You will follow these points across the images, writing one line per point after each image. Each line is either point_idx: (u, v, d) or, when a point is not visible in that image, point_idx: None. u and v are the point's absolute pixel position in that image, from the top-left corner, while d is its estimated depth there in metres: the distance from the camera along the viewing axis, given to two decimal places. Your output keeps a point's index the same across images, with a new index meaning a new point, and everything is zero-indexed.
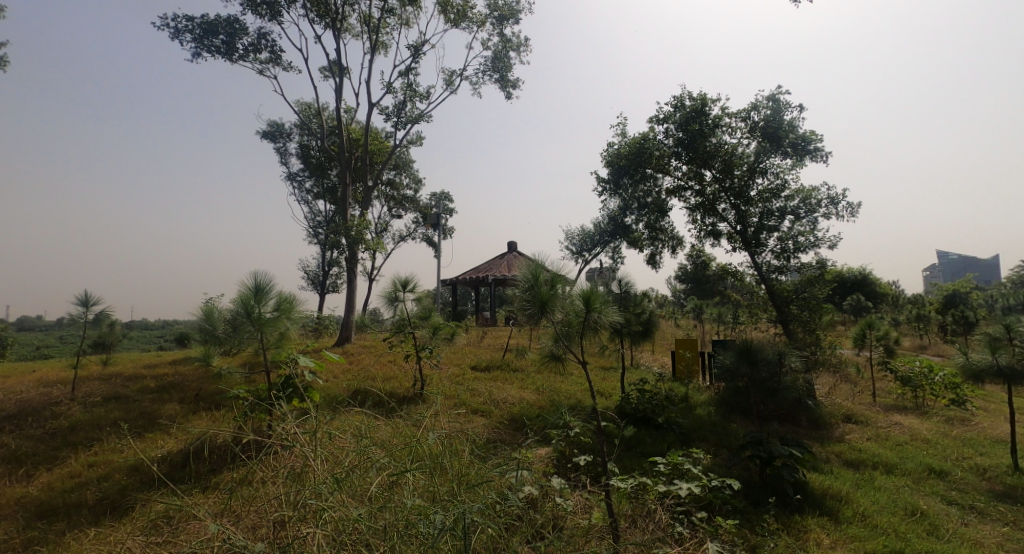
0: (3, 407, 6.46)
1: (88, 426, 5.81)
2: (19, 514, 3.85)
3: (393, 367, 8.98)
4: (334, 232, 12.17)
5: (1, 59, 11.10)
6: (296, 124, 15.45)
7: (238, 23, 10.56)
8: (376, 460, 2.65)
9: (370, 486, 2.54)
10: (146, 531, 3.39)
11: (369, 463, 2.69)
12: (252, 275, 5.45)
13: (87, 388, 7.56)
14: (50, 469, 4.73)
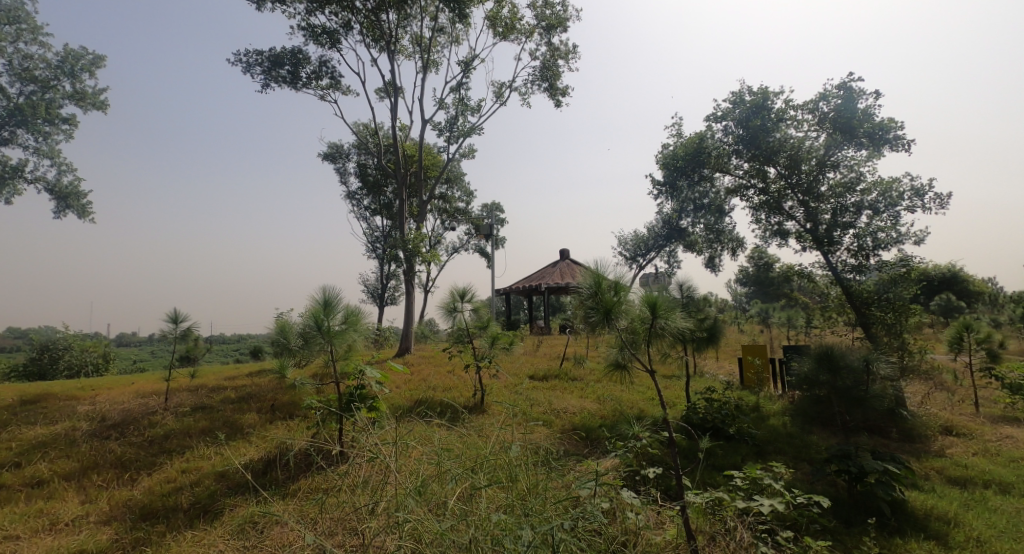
0: (109, 416, 7.13)
1: (180, 434, 6.29)
2: (127, 515, 4.21)
3: (453, 377, 9.12)
4: (392, 246, 12.55)
5: (102, 103, 12.44)
6: (354, 145, 16.19)
7: (301, 53, 11.24)
8: (454, 471, 2.67)
9: (450, 499, 2.55)
10: (236, 535, 3.61)
11: (447, 474, 2.71)
12: (322, 289, 5.72)
13: (178, 398, 8.21)
14: (149, 474, 5.15)
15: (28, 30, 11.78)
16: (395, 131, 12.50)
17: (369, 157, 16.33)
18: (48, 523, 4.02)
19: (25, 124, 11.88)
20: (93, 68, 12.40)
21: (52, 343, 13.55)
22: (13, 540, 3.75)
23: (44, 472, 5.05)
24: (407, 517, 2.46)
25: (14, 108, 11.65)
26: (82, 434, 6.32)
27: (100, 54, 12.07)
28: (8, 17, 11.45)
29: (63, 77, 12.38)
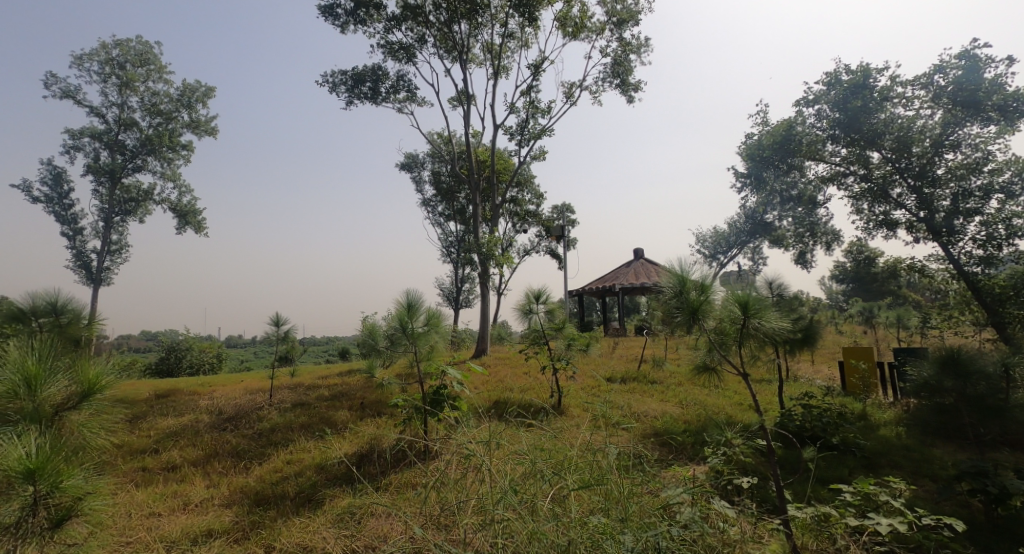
0: (225, 410, 7.94)
1: (283, 428, 6.86)
2: (244, 500, 4.65)
3: (529, 379, 9.16)
4: (467, 250, 12.86)
5: (213, 129, 13.93)
6: (429, 154, 16.81)
7: (381, 69, 11.87)
8: (547, 472, 2.67)
9: (546, 498, 2.56)
10: (337, 525, 3.88)
11: (541, 475, 2.70)
12: (406, 293, 5.98)
13: (280, 395, 8.97)
14: (260, 464, 5.65)
15: (155, 70, 13.48)
16: (468, 138, 12.82)
17: (443, 165, 16.88)
18: (183, 504, 4.55)
19: (154, 152, 13.58)
20: (206, 98, 13.93)
21: (176, 344, 15.34)
22: (155, 517, 4.27)
23: (175, 458, 5.71)
24: (506, 517, 2.49)
25: (145, 138, 13.37)
26: (204, 426, 7.09)
27: (212, 86, 13.53)
28: (140, 60, 13.16)
29: (181, 109, 14.01)
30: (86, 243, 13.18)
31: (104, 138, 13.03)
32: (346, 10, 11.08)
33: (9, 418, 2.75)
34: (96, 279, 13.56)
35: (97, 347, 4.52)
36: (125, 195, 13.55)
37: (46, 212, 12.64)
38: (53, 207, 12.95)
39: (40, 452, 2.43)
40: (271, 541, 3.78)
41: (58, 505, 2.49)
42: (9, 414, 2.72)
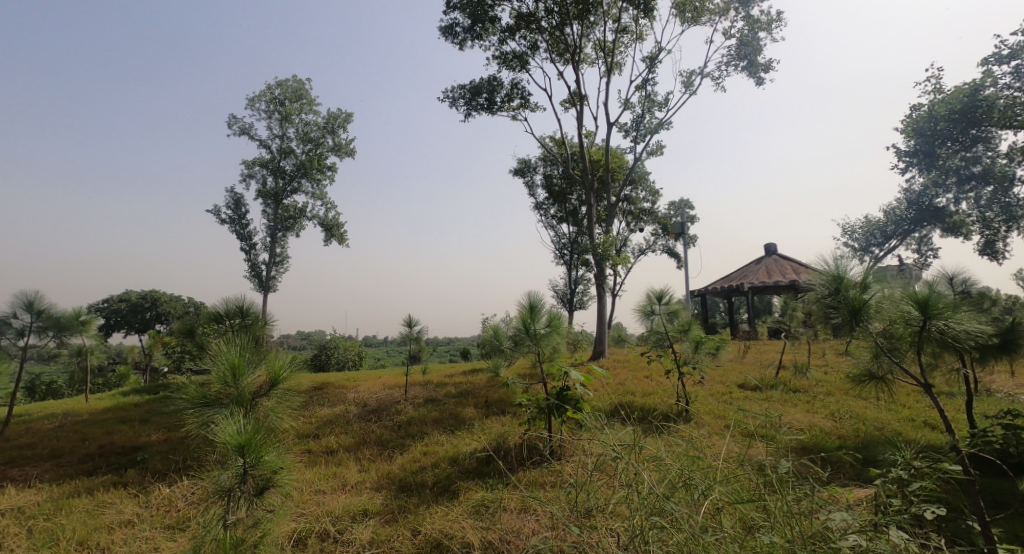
0: (369, 402, 8.81)
1: (418, 422, 7.41)
2: (390, 486, 5.09)
3: (651, 382, 8.77)
4: (582, 251, 12.71)
5: (351, 150, 15.60)
6: (541, 157, 17.01)
7: (496, 80, 12.30)
8: (700, 481, 2.49)
9: (700, 511, 2.40)
10: (474, 517, 4.07)
11: (694, 484, 2.52)
12: (528, 294, 6.05)
13: (414, 391, 9.71)
14: (401, 453, 6.16)
15: (307, 103, 15.49)
16: (581, 139, 12.70)
17: (556, 168, 16.93)
18: (341, 484, 5.13)
19: (307, 175, 15.59)
20: (346, 124, 15.66)
21: (326, 343, 17.39)
22: (321, 494, 4.85)
23: (332, 444, 6.46)
24: (657, 526, 2.38)
25: (300, 164, 15.40)
26: (352, 416, 7.92)
27: (351, 112, 15.17)
28: (295, 96, 15.23)
29: (327, 135, 15.90)
30: (258, 256, 15.55)
31: (270, 166, 15.28)
32: (464, 27, 11.68)
33: (222, 401, 3.37)
34: (265, 287, 15.91)
35: (268, 347, 5.26)
36: (286, 213, 15.73)
37: (230, 232, 15.16)
38: (234, 226, 15.49)
39: (245, 430, 2.93)
40: (417, 525, 4.08)
41: (260, 476, 2.98)
42: (223, 398, 3.33)
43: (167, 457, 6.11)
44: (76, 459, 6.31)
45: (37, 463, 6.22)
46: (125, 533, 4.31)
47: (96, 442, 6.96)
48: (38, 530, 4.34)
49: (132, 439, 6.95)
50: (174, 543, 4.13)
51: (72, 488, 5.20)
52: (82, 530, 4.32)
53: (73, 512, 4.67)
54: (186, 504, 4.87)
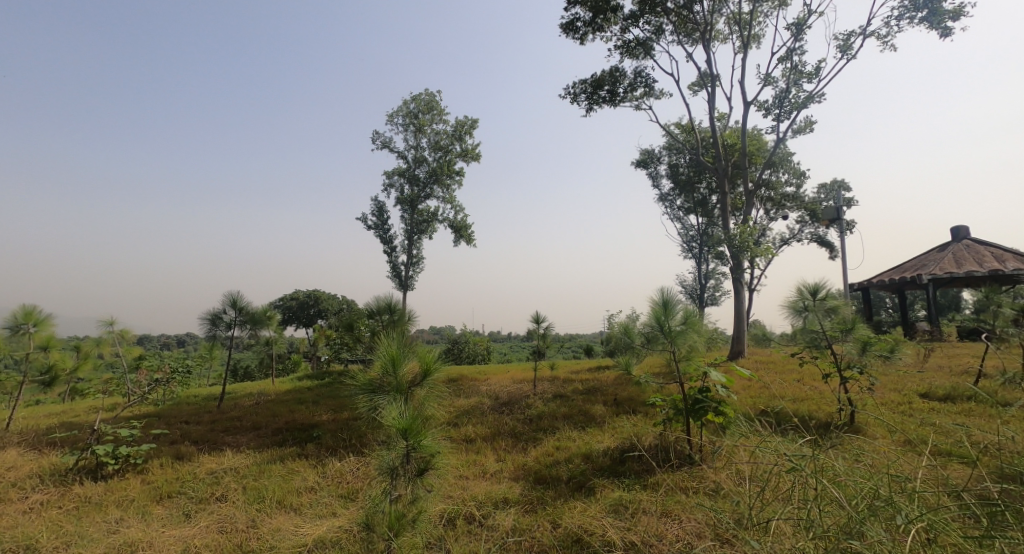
0: (501, 395, 9.18)
1: (549, 416, 7.53)
2: (527, 477, 5.23)
3: (804, 387, 7.81)
4: (716, 243, 11.78)
5: (476, 154, 16.41)
6: (665, 147, 16.13)
7: (618, 70, 11.96)
8: (897, 504, 2.19)
9: (898, 538, 2.10)
10: (612, 515, 4.03)
11: (891, 507, 2.21)
12: (660, 289, 5.74)
13: (543, 386, 9.90)
14: (535, 446, 6.31)
15: (437, 114, 16.62)
16: (714, 122, 11.77)
17: (683, 155, 15.92)
18: (481, 472, 5.42)
19: (439, 181, 16.73)
20: (472, 130, 16.49)
21: (458, 338, 18.50)
22: (465, 480, 5.18)
23: (469, 433, 6.83)
24: (843, 548, 2.14)
25: (433, 171, 16.59)
26: (487, 408, 8.31)
27: (476, 118, 15.93)
28: (428, 108, 16.43)
29: (455, 142, 16.91)
30: (398, 258, 17.10)
31: (407, 175, 16.70)
32: (585, 21, 11.55)
33: (385, 388, 3.79)
34: (404, 286, 17.43)
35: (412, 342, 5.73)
36: (421, 218, 17.06)
37: (375, 236, 16.88)
38: (378, 232, 17.22)
39: (406, 415, 3.30)
40: (556, 518, 4.14)
41: (421, 457, 3.32)
42: (386, 386, 3.75)
43: (336, 435, 7.02)
44: (269, 432, 7.55)
45: (243, 433, 7.58)
46: (310, 497, 5.06)
47: (282, 418, 8.26)
48: (249, 487, 5.28)
49: (309, 418, 8.11)
50: (347, 511, 4.74)
51: (268, 456, 6.24)
52: (278, 491, 5.16)
53: (272, 475, 5.60)
54: (353, 478, 5.56)
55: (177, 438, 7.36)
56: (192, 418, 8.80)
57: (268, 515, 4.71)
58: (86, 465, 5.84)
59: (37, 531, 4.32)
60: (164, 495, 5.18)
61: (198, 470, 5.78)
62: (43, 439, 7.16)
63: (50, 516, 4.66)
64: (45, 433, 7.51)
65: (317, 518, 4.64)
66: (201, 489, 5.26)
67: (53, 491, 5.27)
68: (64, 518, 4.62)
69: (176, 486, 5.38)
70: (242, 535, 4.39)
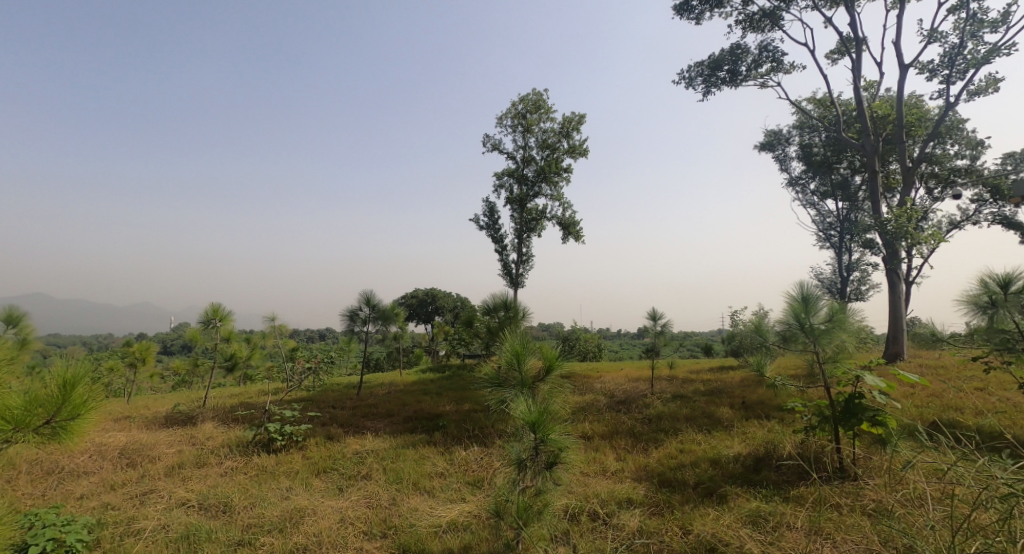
0: (617, 393, 9.01)
1: (669, 417, 7.22)
2: (650, 479, 5.07)
3: (988, 398, 6.56)
4: (864, 230, 10.32)
5: (584, 150, 16.28)
6: (796, 125, 14.50)
7: (740, 47, 11.05)
8: None
9: None
10: (751, 527, 3.77)
11: None
12: (800, 282, 5.17)
13: (661, 385, 9.52)
14: (656, 448, 6.10)
15: (545, 112, 16.75)
16: (860, 93, 10.33)
17: (818, 133, 14.19)
18: (602, 469, 5.37)
19: (547, 179, 16.86)
20: (580, 126, 16.36)
21: (569, 335, 18.50)
22: (586, 476, 5.19)
23: (587, 429, 6.81)
24: None
25: (541, 169, 16.76)
26: (603, 406, 8.21)
27: (583, 114, 15.77)
28: (535, 107, 16.63)
29: (562, 139, 16.91)
30: (509, 256, 17.57)
31: (515, 175, 17.08)
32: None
33: (511, 383, 3.95)
34: (515, 283, 17.86)
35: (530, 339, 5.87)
36: (530, 216, 17.33)
37: (487, 236, 17.52)
38: (489, 231, 17.85)
39: (533, 409, 3.45)
40: (686, 524, 3.98)
41: (549, 449, 3.44)
42: (511, 380, 3.92)
43: (460, 426, 7.45)
44: (401, 419, 8.23)
45: (379, 419, 8.37)
46: (441, 482, 5.44)
47: (411, 407, 8.97)
48: (389, 469, 5.84)
49: (434, 408, 8.69)
50: (475, 498, 5.02)
51: (402, 441, 6.82)
52: (413, 474, 5.62)
53: (406, 459, 6.11)
54: (478, 467, 5.86)
55: (327, 420, 8.35)
56: (337, 403, 9.92)
57: (405, 496, 5.16)
58: (260, 438, 6.88)
59: (231, 491, 5.20)
60: (321, 470, 5.93)
61: (346, 450, 6.52)
62: (228, 415, 8.59)
63: (238, 480, 5.57)
64: (230, 410, 9.00)
65: (448, 502, 4.97)
66: (349, 467, 5.92)
67: (239, 459, 6.30)
68: (248, 483, 5.50)
69: (329, 462, 6.12)
70: (385, 511, 4.86)
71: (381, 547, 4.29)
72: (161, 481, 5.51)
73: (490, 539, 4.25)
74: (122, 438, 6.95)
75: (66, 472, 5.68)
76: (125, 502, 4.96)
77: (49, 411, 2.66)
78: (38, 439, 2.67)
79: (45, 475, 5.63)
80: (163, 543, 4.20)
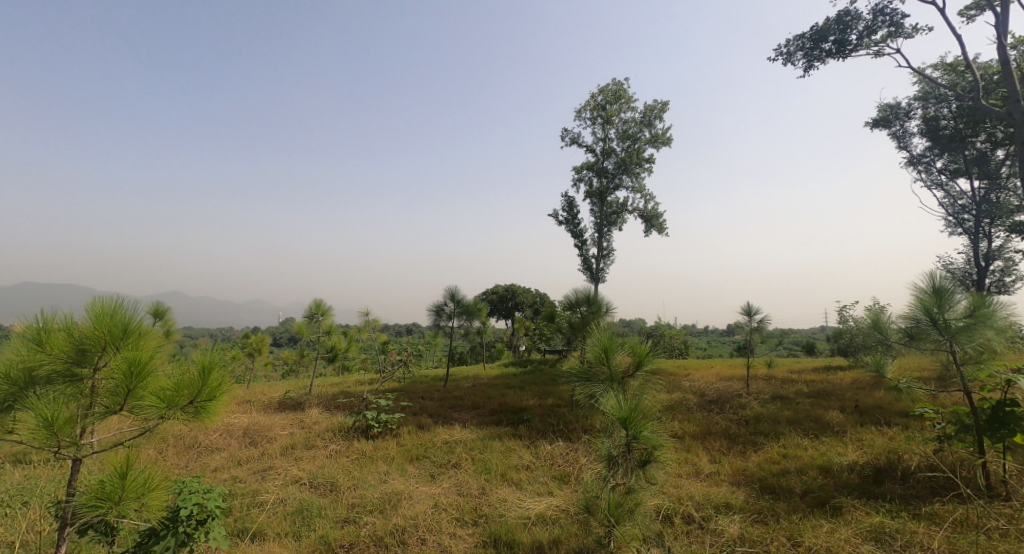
0: (708, 392, 8.55)
1: (769, 420, 6.72)
2: (750, 484, 4.75)
3: None
4: (1011, 211, 8.87)
5: (668, 138, 15.59)
6: (919, 96, 12.80)
7: (849, 14, 9.96)
8: None
9: None
10: (874, 546, 3.40)
11: None
12: (931, 271, 4.55)
13: (757, 385, 8.89)
14: (755, 451, 5.70)
15: (626, 102, 16.25)
16: (1004, 52, 8.89)
17: (947, 104, 12.45)
18: (695, 471, 5.12)
19: (628, 170, 16.38)
20: (662, 114, 15.67)
21: (653, 331, 17.88)
22: (678, 476, 4.98)
23: (677, 428, 6.54)
24: None
25: (621, 161, 16.30)
26: (693, 405, 7.84)
27: (666, 101, 15.09)
28: (615, 97, 16.19)
29: (644, 128, 16.31)
30: (589, 251, 17.31)
31: (595, 168, 16.76)
32: None
33: (600, 378, 3.88)
34: (595, 278, 17.57)
35: (616, 334, 5.74)
36: (610, 210, 16.93)
37: (566, 231, 17.39)
38: (569, 226, 17.71)
39: (624, 405, 3.39)
40: (795, 535, 3.69)
41: (643, 447, 3.35)
42: (600, 375, 3.86)
43: (544, 420, 7.48)
44: (486, 412, 8.43)
45: (466, 411, 8.64)
46: (528, 475, 5.50)
47: (496, 400, 9.16)
48: (477, 459, 6.01)
49: (518, 402, 8.81)
50: (562, 493, 5.01)
51: (488, 433, 6.98)
52: (500, 466, 5.74)
53: (493, 451, 6.25)
54: (564, 461, 5.85)
55: (417, 410, 8.77)
56: (427, 395, 10.39)
57: (494, 486, 5.27)
58: (359, 425, 7.39)
59: (337, 472, 5.64)
60: (414, 457, 6.23)
61: (436, 439, 6.81)
62: (331, 402, 9.31)
63: (341, 463, 6.02)
64: (332, 398, 9.75)
65: (535, 495, 5.01)
66: (440, 456, 6.17)
67: (341, 443, 6.81)
68: (351, 465, 5.92)
69: (421, 450, 6.42)
70: (476, 500, 5.00)
71: (473, 534, 4.42)
72: (277, 459, 6.10)
73: (579, 534, 4.23)
74: (244, 420, 7.80)
75: (202, 447, 6.48)
76: (249, 476, 5.55)
77: (191, 393, 3.01)
78: (184, 416, 3.06)
79: (186, 448, 6.45)
80: (282, 516, 4.65)
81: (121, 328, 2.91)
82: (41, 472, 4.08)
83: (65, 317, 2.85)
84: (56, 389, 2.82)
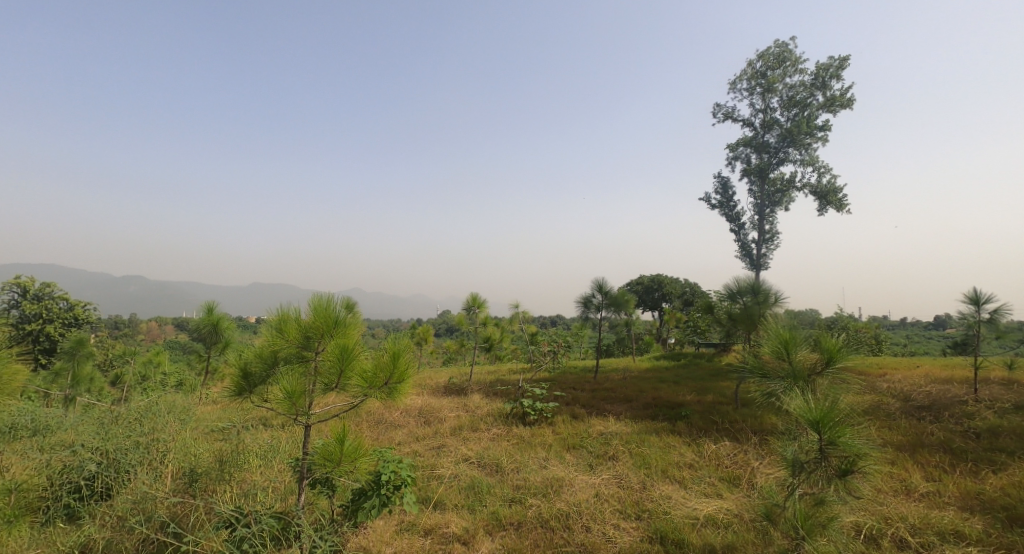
0: (916, 396, 7.12)
1: (1012, 435, 5.34)
2: (988, 511, 3.84)
3: None
4: None
5: (848, 99, 13.29)
6: None
7: None
8: None
9: None
10: None
11: None
12: None
13: (988, 390, 7.13)
14: (993, 472, 4.58)
15: (791, 65, 14.28)
16: None
17: None
18: (906, 488, 4.31)
19: (795, 142, 14.40)
20: (840, 71, 13.40)
21: (834, 323, 15.49)
22: (882, 492, 4.24)
23: (875, 436, 5.58)
24: None
25: (787, 132, 14.39)
26: (895, 409, 6.60)
27: (845, 56, 12.87)
28: (778, 61, 14.34)
29: (815, 92, 14.16)
30: (748, 235, 15.68)
31: (754, 143, 15.08)
32: None
33: (779, 375, 3.47)
34: (757, 266, 15.87)
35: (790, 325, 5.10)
36: (774, 188, 15.08)
37: (722, 215, 15.99)
38: (724, 210, 16.25)
39: (815, 407, 2.98)
40: None
41: (842, 455, 2.93)
42: (778, 371, 3.45)
43: (705, 417, 6.99)
44: (641, 405, 8.19)
45: (619, 403, 8.50)
46: (692, 474, 5.21)
47: (650, 394, 8.83)
48: (635, 453, 5.87)
49: (675, 396, 8.39)
50: (733, 497, 4.64)
51: (644, 427, 6.78)
52: (661, 462, 5.52)
53: (651, 446, 6.05)
54: (732, 463, 5.41)
55: (570, 400, 8.90)
56: (578, 385, 10.48)
57: (655, 482, 5.10)
58: (517, 412, 7.76)
59: (500, 455, 6.00)
60: (571, 446, 6.33)
61: (591, 430, 6.82)
62: (489, 389, 9.94)
63: (504, 446, 6.38)
64: (490, 385, 10.42)
65: (702, 496, 4.72)
66: (597, 447, 6.16)
67: (502, 428, 7.23)
68: (513, 449, 6.25)
69: (576, 439, 6.50)
70: (638, 494, 4.89)
71: (638, 528, 4.32)
72: (448, 438, 6.72)
73: (758, 543, 3.88)
74: (419, 401, 8.75)
75: (387, 423, 7.44)
76: (426, 451, 6.22)
77: (386, 375, 3.46)
78: (382, 396, 3.51)
79: (375, 423, 7.47)
80: (457, 489, 5.10)
81: (332, 319, 3.45)
82: (279, 434, 5.08)
83: (294, 310, 3.49)
84: (292, 368, 3.48)
